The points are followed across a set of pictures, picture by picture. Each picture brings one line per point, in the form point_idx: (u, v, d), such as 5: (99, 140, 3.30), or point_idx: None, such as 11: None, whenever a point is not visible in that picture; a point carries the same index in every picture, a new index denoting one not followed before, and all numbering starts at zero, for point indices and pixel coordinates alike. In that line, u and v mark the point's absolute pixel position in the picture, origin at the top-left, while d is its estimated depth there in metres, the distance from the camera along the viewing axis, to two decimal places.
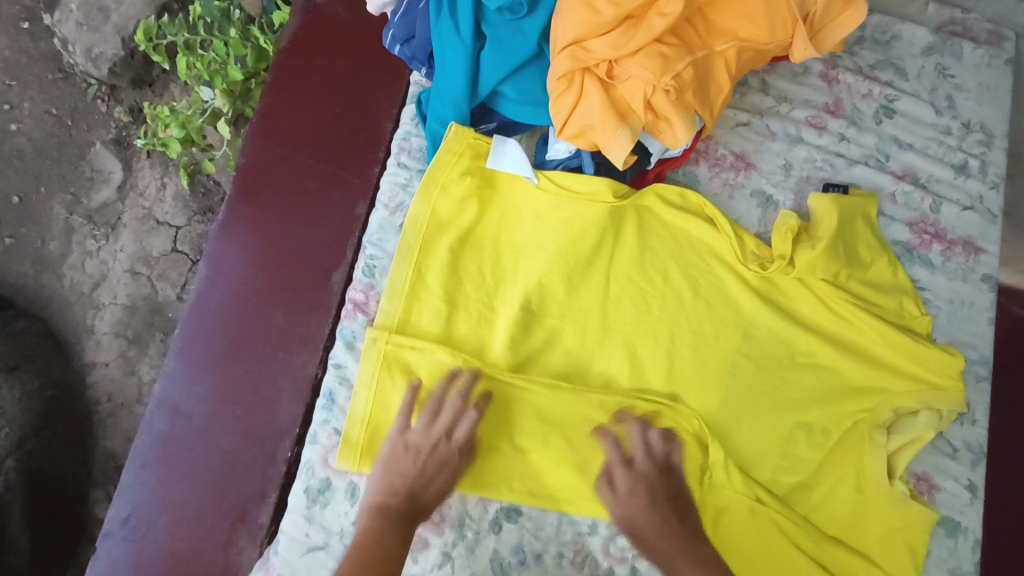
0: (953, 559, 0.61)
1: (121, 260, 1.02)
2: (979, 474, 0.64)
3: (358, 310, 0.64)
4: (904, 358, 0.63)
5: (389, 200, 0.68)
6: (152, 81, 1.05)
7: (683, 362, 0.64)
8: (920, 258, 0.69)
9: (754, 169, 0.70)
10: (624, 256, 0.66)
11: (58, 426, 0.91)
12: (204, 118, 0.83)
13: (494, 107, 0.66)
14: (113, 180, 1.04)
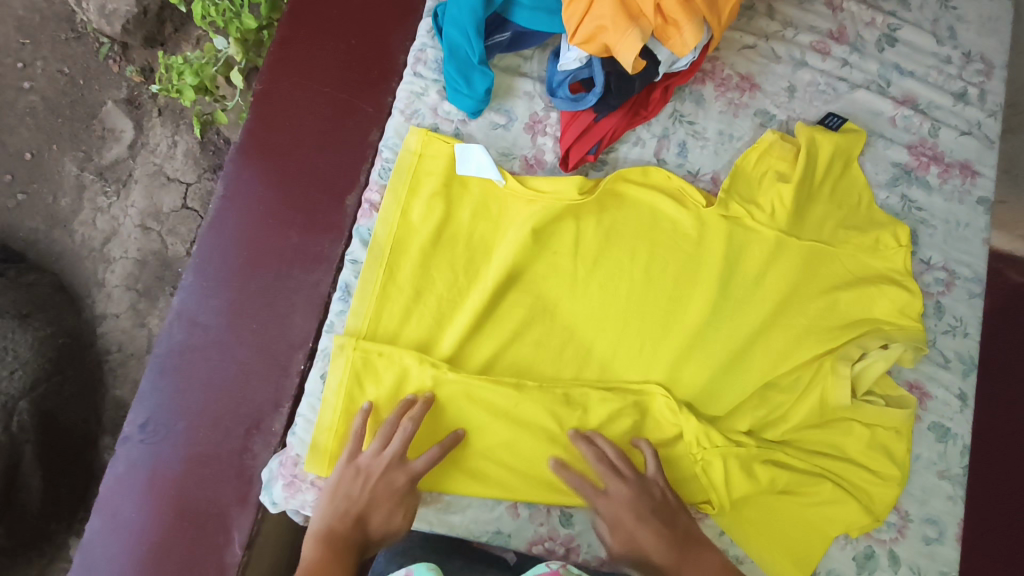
0: (943, 462, 0.70)
1: (132, 216, 1.04)
2: (969, 383, 0.73)
3: (374, 210, 0.68)
4: (862, 295, 0.71)
5: (405, 106, 0.71)
6: (164, 41, 1.06)
7: (661, 300, 0.68)
8: (918, 179, 0.76)
9: (758, 89, 0.75)
10: (593, 234, 0.68)
11: (69, 372, 0.93)
12: (217, 68, 0.85)
13: (508, 17, 0.71)
14: (124, 138, 1.05)
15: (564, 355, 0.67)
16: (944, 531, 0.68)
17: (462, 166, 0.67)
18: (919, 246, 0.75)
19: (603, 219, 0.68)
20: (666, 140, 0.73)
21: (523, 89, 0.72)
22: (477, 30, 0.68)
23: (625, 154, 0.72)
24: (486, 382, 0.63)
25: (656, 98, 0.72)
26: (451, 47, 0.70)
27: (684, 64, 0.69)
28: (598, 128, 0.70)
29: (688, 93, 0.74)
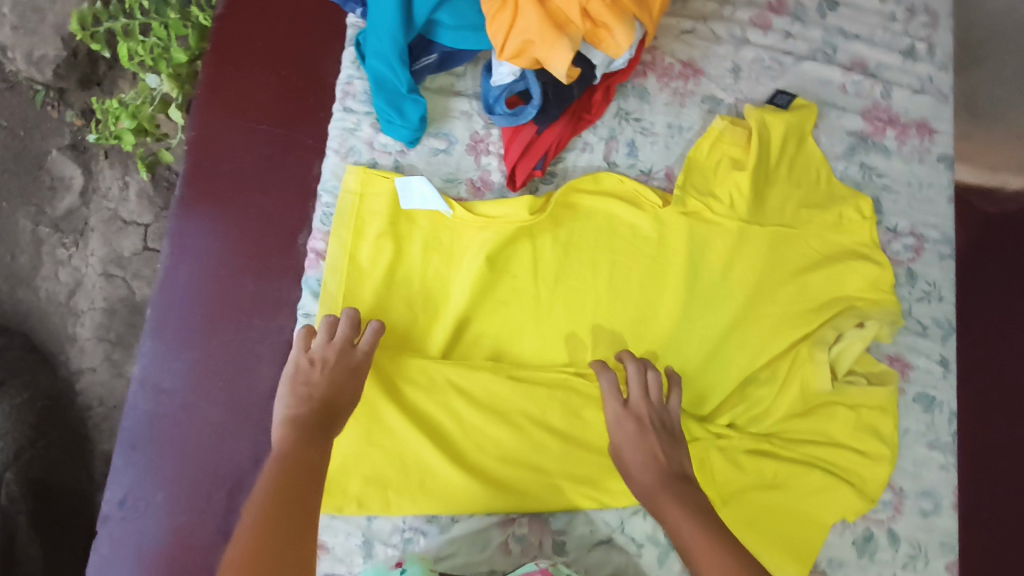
0: (932, 432, 0.85)
1: (94, 264, 1.01)
2: (948, 347, 0.88)
3: (319, 259, 0.76)
4: (827, 278, 0.86)
5: (339, 145, 0.79)
6: (100, 80, 1.03)
7: (630, 295, 0.81)
8: (875, 144, 0.92)
9: (702, 74, 0.90)
10: (548, 253, 0.80)
11: (52, 436, 0.94)
12: (155, 108, 0.84)
13: (432, 37, 0.79)
14: (75, 185, 1.02)
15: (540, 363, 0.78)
16: (941, 503, 0.83)
17: (405, 201, 0.77)
18: (885, 215, 0.90)
19: (557, 234, 0.80)
20: (614, 140, 0.85)
21: (460, 110, 0.82)
22: (399, 57, 0.75)
23: (573, 162, 0.84)
24: (476, 383, 0.75)
25: (599, 100, 0.84)
26: (378, 79, 0.77)
27: (621, 62, 0.78)
28: (542, 140, 0.80)
29: (631, 89, 0.87)
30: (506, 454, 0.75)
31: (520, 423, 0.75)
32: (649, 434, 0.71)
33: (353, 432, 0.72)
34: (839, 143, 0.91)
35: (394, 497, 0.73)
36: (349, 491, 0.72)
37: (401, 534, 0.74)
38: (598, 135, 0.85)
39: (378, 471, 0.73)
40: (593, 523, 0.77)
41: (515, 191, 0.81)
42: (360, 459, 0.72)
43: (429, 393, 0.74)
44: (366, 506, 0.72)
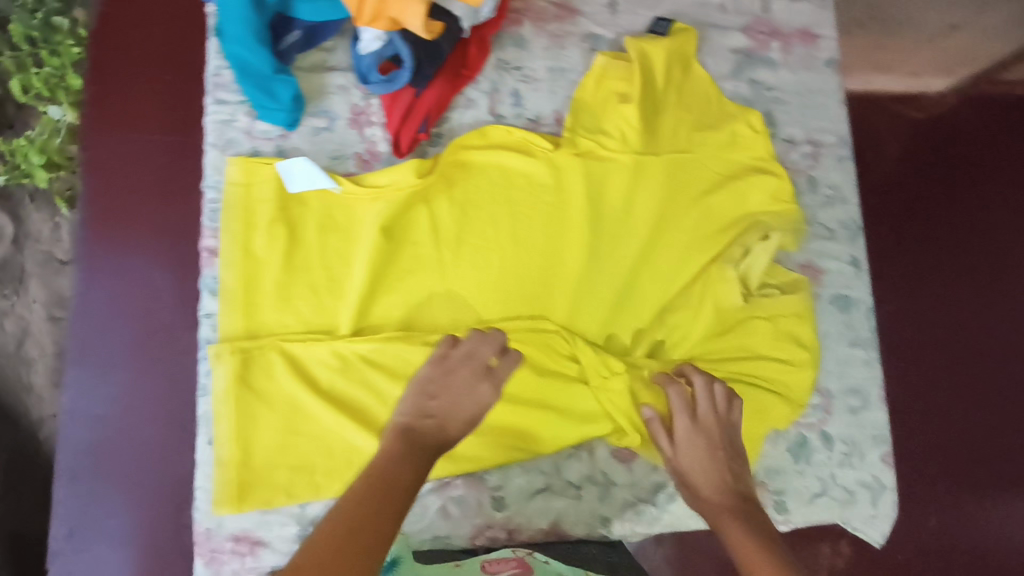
0: (852, 330, 1.09)
1: (37, 309, 1.07)
2: (856, 246, 1.13)
3: (213, 256, 0.98)
4: (732, 198, 1.10)
5: (219, 138, 1.02)
6: (13, 122, 1.14)
7: (523, 232, 1.01)
8: (760, 57, 1.20)
9: (578, 14, 1.17)
10: (444, 217, 1.00)
11: (20, 487, 0.97)
12: (59, 139, 1.08)
13: (293, 14, 1.06)
14: (6, 232, 1.09)
15: (468, 314, 0.98)
16: (832, 395, 1.06)
17: (291, 184, 0.99)
18: (781, 128, 1.17)
19: (452, 195, 1.02)
20: (498, 90, 1.11)
21: (337, 83, 1.07)
22: (257, 38, 1.00)
23: (460, 119, 1.09)
24: (411, 344, 0.94)
25: (476, 52, 1.10)
26: (241, 64, 1.02)
27: (488, 12, 1.07)
28: (422, 102, 1.05)
29: (509, 40, 1.14)
30: (392, 399, 0.93)
31: (408, 373, 0.94)
32: (707, 447, 0.90)
33: (274, 428, 0.91)
34: (637, 62, 1.15)
35: (322, 480, 0.91)
36: (274, 480, 0.90)
37: (298, 516, 0.91)
38: (482, 88, 1.11)
39: (302, 463, 0.91)
40: (587, 468, 0.99)
41: (402, 157, 1.05)
42: (282, 450, 0.91)
43: (292, 370, 0.92)
44: (292, 497, 0.90)
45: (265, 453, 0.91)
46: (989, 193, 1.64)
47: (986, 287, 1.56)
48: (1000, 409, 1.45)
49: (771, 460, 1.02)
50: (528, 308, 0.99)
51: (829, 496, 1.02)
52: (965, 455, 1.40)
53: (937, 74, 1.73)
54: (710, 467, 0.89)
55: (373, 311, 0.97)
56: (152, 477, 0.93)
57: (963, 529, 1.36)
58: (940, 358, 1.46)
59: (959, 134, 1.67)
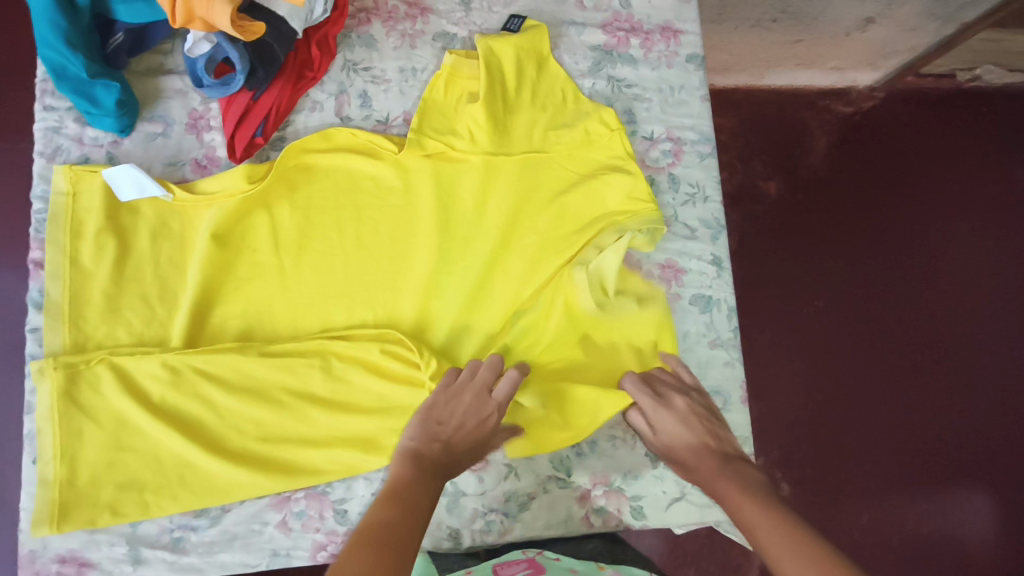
0: (713, 330, 0.88)
1: None
2: (719, 246, 0.90)
3: (39, 268, 0.79)
4: (581, 203, 0.87)
5: (46, 145, 0.81)
6: None
7: (401, 221, 0.85)
8: (619, 56, 0.93)
9: (430, 12, 0.91)
10: (286, 218, 0.83)
11: None
12: None
13: (112, 17, 0.80)
14: None
15: (309, 320, 0.82)
16: (730, 400, 0.86)
17: (119, 191, 0.79)
18: (640, 124, 0.91)
19: (296, 199, 0.83)
20: (345, 93, 0.87)
21: (174, 88, 0.85)
22: (72, 48, 0.75)
23: (305, 121, 0.86)
24: (227, 360, 0.78)
25: (316, 55, 0.85)
26: (56, 68, 0.76)
27: (320, 12, 0.82)
28: (260, 106, 0.82)
29: (356, 39, 0.88)
30: (270, 431, 0.78)
31: (271, 394, 0.78)
32: (693, 422, 0.74)
33: (98, 442, 0.75)
34: (583, 60, 0.92)
35: (152, 499, 0.74)
36: (98, 501, 0.74)
37: (170, 534, 0.76)
38: (326, 91, 0.87)
39: (135, 477, 0.75)
40: (480, 494, 0.81)
41: (237, 162, 0.82)
42: (112, 468, 0.75)
43: (182, 389, 0.77)
44: (121, 514, 0.74)
45: (92, 470, 0.74)
46: (963, 169, 1.57)
47: (969, 265, 1.51)
48: (968, 389, 1.42)
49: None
50: (371, 313, 0.82)
51: (689, 498, 0.84)
52: (922, 447, 1.37)
53: (863, 63, 1.52)
54: (678, 430, 0.73)
55: (210, 321, 0.80)
56: (16, 496, 0.91)
57: (901, 523, 1.31)
58: (888, 357, 1.41)
59: (944, 105, 1.59)
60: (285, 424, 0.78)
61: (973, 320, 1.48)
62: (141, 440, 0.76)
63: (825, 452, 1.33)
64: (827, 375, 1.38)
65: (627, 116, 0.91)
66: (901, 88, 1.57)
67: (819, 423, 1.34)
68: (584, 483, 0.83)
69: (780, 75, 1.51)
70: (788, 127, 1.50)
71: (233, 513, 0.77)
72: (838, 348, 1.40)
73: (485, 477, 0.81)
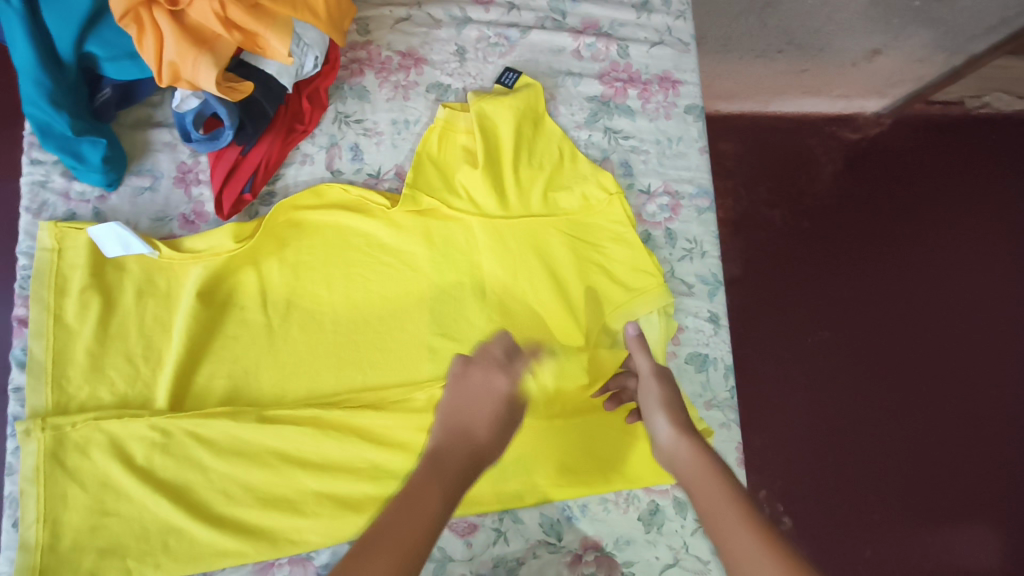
0: (709, 392, 0.86)
1: None
2: (717, 303, 0.88)
3: (23, 326, 0.78)
4: (576, 263, 0.85)
5: (32, 200, 0.80)
6: None
7: (392, 278, 0.83)
8: (616, 108, 0.91)
9: (425, 62, 0.89)
10: (274, 274, 0.82)
11: None
12: None
13: (99, 72, 0.78)
14: None
15: (296, 381, 0.80)
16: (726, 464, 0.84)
17: (104, 248, 0.78)
18: (637, 178, 0.90)
19: (285, 255, 0.82)
20: (336, 146, 0.86)
21: (162, 141, 0.84)
22: (53, 106, 0.73)
23: (294, 177, 0.84)
24: (211, 423, 0.76)
25: (307, 108, 0.84)
26: (42, 126, 0.75)
27: (311, 67, 0.80)
28: (248, 161, 0.81)
29: (348, 90, 0.87)
30: (257, 494, 0.76)
31: (257, 457, 0.77)
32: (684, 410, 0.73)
33: (81, 506, 0.73)
34: (579, 111, 0.91)
35: (135, 566, 0.73)
36: (80, 567, 0.72)
37: None
38: (317, 144, 0.85)
39: (118, 543, 0.73)
40: (470, 562, 0.78)
41: (224, 219, 0.81)
42: (95, 532, 0.73)
43: (170, 451, 0.76)
44: None
45: (75, 534, 0.73)
46: (973, 199, 1.52)
47: (978, 299, 1.47)
48: (977, 429, 1.39)
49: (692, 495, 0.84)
50: (359, 375, 0.81)
51: (682, 565, 0.83)
52: (930, 489, 1.32)
53: (869, 92, 1.50)
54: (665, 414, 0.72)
55: (196, 380, 0.79)
56: None
57: (911, 568, 1.27)
58: (896, 393, 1.37)
59: (956, 134, 1.54)
60: (271, 489, 0.76)
61: (983, 356, 1.43)
62: (126, 505, 0.74)
63: (835, 495, 1.27)
64: (834, 413, 1.32)
65: (624, 169, 0.90)
66: (909, 115, 1.53)
67: (826, 459, 1.29)
68: (575, 545, 0.81)
69: (788, 102, 1.46)
70: (795, 155, 1.45)
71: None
72: (845, 384, 1.35)
73: (474, 539, 0.79)
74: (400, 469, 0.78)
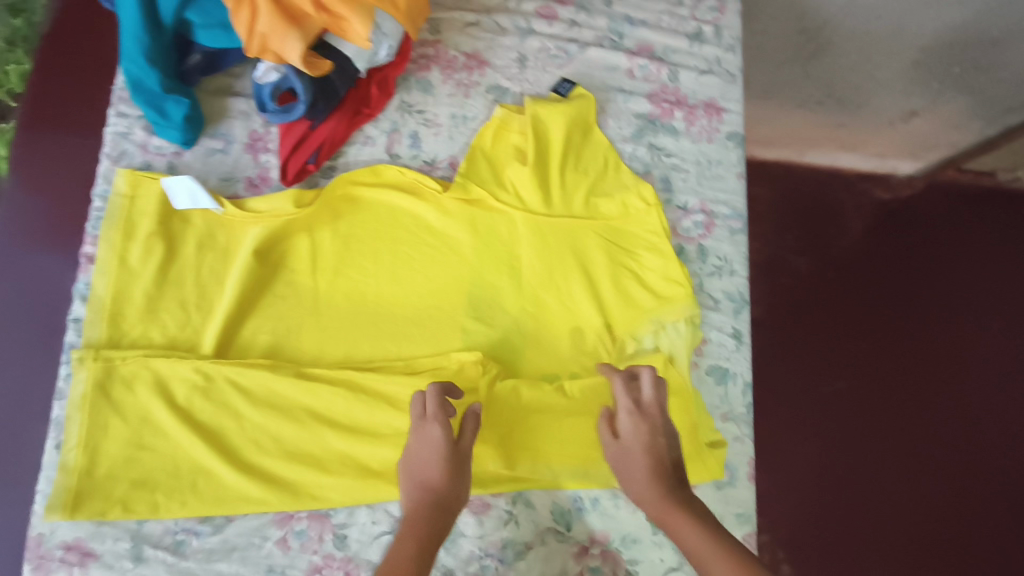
0: (727, 403, 0.88)
1: None
2: (741, 320, 0.91)
3: (90, 263, 0.83)
4: (611, 264, 0.89)
5: (112, 148, 0.86)
6: None
7: (435, 259, 0.88)
8: (664, 127, 0.96)
9: (487, 65, 0.95)
10: (326, 243, 0.86)
11: None
12: None
13: (192, 38, 0.85)
14: None
15: (334, 345, 0.84)
16: (736, 475, 0.86)
17: (174, 199, 0.83)
18: (676, 194, 0.94)
19: (338, 227, 0.87)
20: (397, 132, 0.91)
21: (239, 109, 0.90)
22: (148, 63, 0.80)
23: (354, 156, 0.90)
24: (251, 375, 0.80)
25: (375, 94, 0.90)
26: (135, 80, 0.82)
27: (385, 56, 0.86)
28: (315, 135, 0.87)
29: (415, 82, 0.93)
30: (285, 447, 0.80)
31: (292, 413, 0.80)
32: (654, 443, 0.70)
33: (119, 438, 0.77)
34: (626, 126, 0.96)
35: (162, 501, 0.76)
36: (113, 495, 0.75)
37: (172, 536, 0.76)
38: (380, 128, 0.91)
39: (151, 476, 0.77)
40: (482, 538, 0.80)
41: (286, 185, 0.86)
42: (129, 464, 0.77)
43: (210, 396, 0.80)
44: (132, 510, 0.75)
45: (111, 463, 0.76)
46: (997, 268, 1.55)
47: (994, 365, 1.49)
48: (987, 492, 1.38)
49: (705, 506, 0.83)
50: (394, 346, 0.85)
51: (686, 569, 0.85)
52: (939, 549, 1.31)
53: (904, 152, 1.57)
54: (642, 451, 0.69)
55: (242, 333, 0.83)
56: None
57: None
58: (905, 445, 1.38)
59: (985, 202, 1.58)
60: (299, 445, 0.80)
61: (994, 419, 1.44)
62: (161, 441, 0.78)
63: (833, 535, 1.28)
64: (840, 455, 1.34)
65: (664, 185, 0.94)
66: (938, 180, 1.57)
67: (832, 503, 1.30)
68: (582, 536, 0.83)
69: (821, 155, 1.54)
70: (824, 204, 1.50)
71: (236, 523, 0.77)
72: (854, 428, 1.36)
73: (486, 518, 0.81)
74: None
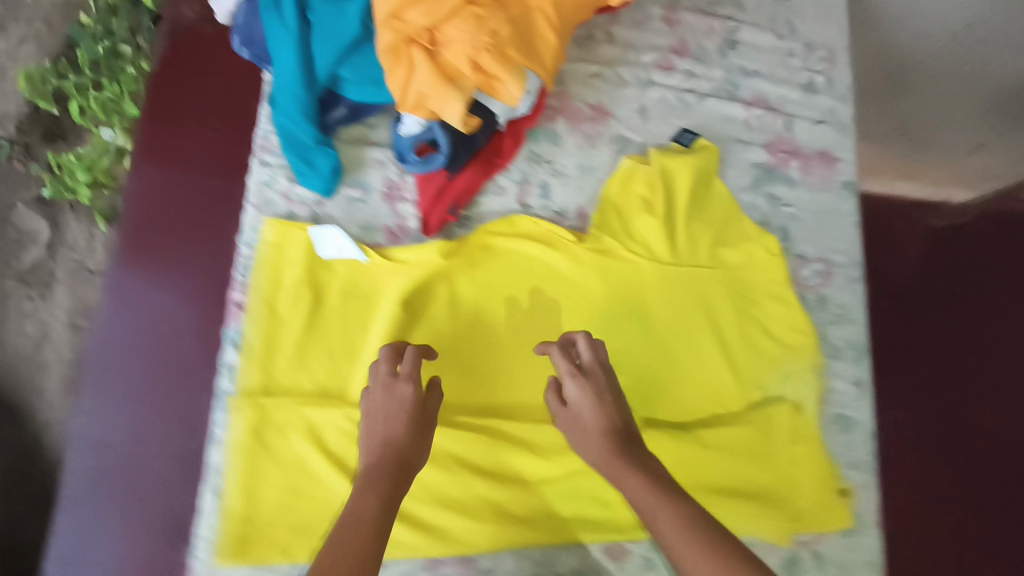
0: (853, 451, 0.90)
1: (59, 316, 1.21)
2: (862, 368, 0.93)
3: (240, 310, 0.85)
4: (737, 313, 0.92)
5: (258, 199, 0.88)
6: (64, 134, 1.28)
7: (567, 307, 0.90)
8: (782, 177, 0.99)
9: (611, 116, 0.98)
10: (465, 289, 0.89)
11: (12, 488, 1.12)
12: (108, 156, 1.20)
13: (340, 92, 0.90)
14: (40, 238, 1.24)
15: (475, 392, 0.86)
16: (865, 522, 0.87)
17: (322, 250, 0.87)
18: (796, 243, 0.97)
19: (474, 274, 0.89)
20: (527, 182, 0.94)
21: (376, 158, 0.91)
22: (303, 118, 0.87)
23: (488, 205, 0.92)
24: None
25: (508, 143, 0.93)
26: (289, 133, 0.89)
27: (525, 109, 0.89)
28: (454, 185, 0.90)
29: (542, 133, 0.96)
30: (433, 493, 0.81)
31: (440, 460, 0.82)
32: (603, 401, 0.68)
33: (274, 484, 0.79)
34: (745, 177, 0.98)
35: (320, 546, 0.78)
36: (274, 540, 0.78)
37: None
38: (511, 178, 0.93)
39: (307, 521, 0.78)
40: None
41: (428, 235, 0.90)
42: (286, 509, 0.79)
43: None
44: (291, 554, 0.77)
45: (268, 509, 0.78)
46: None
47: None
48: None
49: (835, 557, 0.85)
50: (531, 394, 0.87)
51: None
52: None
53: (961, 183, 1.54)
54: (596, 413, 0.67)
55: None
56: None
57: None
58: None
59: None
60: (448, 491, 0.82)
61: None
62: (317, 488, 0.80)
63: None
64: (958, 530, 1.05)
65: (783, 235, 0.97)
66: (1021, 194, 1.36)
67: None
68: None
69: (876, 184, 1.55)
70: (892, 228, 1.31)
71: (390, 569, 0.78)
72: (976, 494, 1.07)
73: (625, 564, 0.83)
74: (564, 485, 0.84)
